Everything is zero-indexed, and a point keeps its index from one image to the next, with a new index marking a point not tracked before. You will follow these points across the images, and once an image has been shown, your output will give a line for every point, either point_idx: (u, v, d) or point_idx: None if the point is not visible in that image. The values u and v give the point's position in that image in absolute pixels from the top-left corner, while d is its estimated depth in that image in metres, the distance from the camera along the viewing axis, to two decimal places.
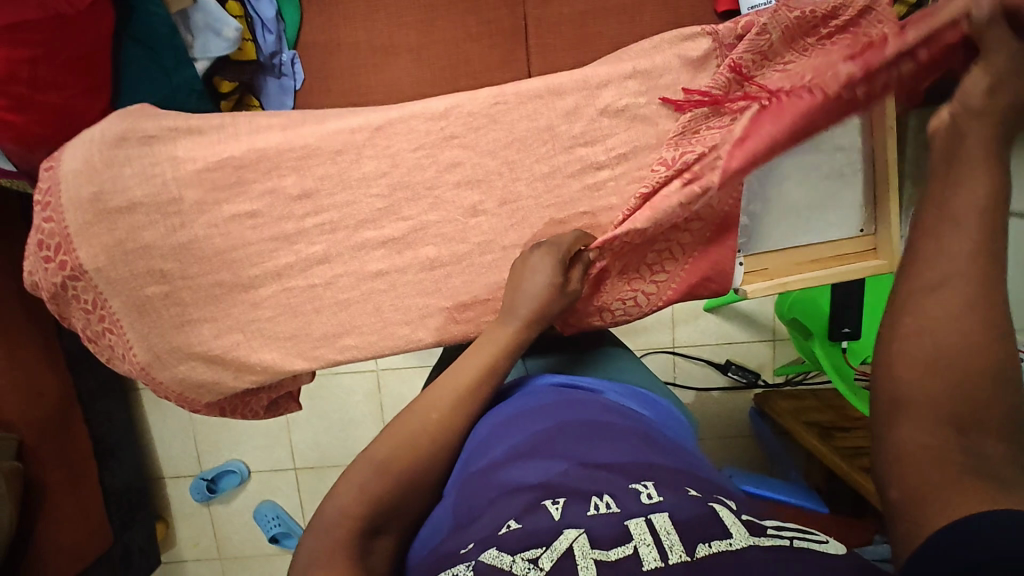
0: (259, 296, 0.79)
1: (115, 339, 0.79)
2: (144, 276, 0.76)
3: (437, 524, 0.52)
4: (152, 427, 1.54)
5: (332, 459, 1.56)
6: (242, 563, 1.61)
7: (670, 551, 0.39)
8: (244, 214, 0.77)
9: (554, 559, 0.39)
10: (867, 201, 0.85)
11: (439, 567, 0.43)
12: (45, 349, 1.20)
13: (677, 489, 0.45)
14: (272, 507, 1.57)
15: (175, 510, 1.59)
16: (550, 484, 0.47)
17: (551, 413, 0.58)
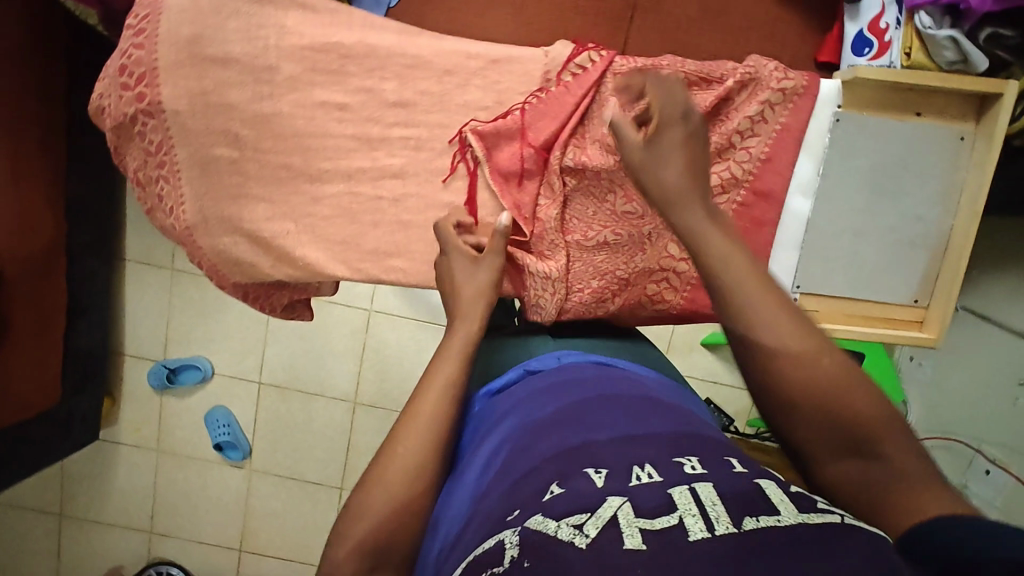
0: (321, 192, 0.87)
1: (166, 189, 0.85)
2: (217, 134, 0.83)
3: (473, 478, 0.54)
4: (128, 301, 1.50)
5: (302, 383, 1.54)
6: (179, 461, 1.58)
7: (717, 523, 0.38)
8: (334, 104, 0.84)
9: (599, 526, 0.39)
10: (927, 275, 0.89)
11: (488, 532, 0.45)
12: (52, 185, 1.15)
13: (724, 466, 0.45)
14: (224, 414, 1.53)
15: (125, 389, 1.54)
16: (590, 454, 0.48)
17: (585, 388, 0.60)
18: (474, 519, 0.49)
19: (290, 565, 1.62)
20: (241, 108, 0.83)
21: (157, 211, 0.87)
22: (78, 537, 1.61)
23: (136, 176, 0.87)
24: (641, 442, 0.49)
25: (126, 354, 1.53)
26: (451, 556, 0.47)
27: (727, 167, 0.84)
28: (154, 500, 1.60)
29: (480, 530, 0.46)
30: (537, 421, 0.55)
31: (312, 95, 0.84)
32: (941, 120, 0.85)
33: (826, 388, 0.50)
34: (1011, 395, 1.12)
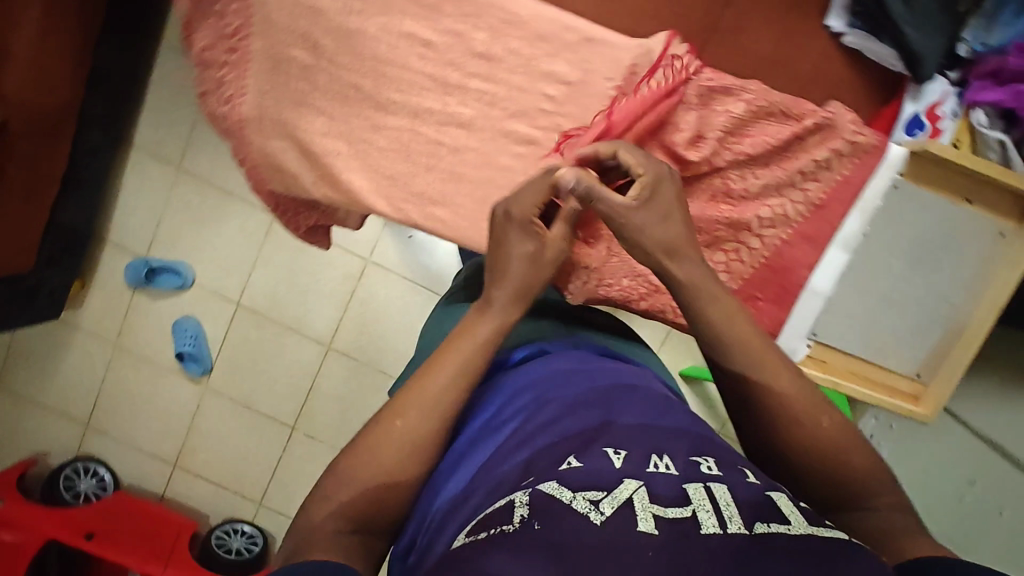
0: (383, 122, 0.88)
1: (229, 75, 0.87)
2: (297, 37, 0.84)
3: (491, 437, 0.62)
4: (123, 188, 1.45)
5: (279, 313, 1.51)
6: (136, 361, 1.53)
7: (729, 521, 0.47)
8: (421, 41, 0.84)
9: (614, 506, 0.48)
10: (935, 358, 1.00)
11: (503, 489, 0.53)
12: (80, 44, 1.10)
13: (736, 470, 0.54)
14: (194, 326, 1.49)
15: (98, 276, 1.49)
16: (606, 436, 0.56)
17: (602, 374, 0.67)
18: (487, 476, 0.56)
19: (222, 492, 1.59)
20: (329, 18, 0.83)
21: (212, 96, 0.89)
22: (10, 413, 1.55)
23: (200, 54, 0.87)
24: (654, 431, 0.57)
25: (109, 241, 1.47)
26: (457, 507, 0.55)
27: (778, 204, 0.91)
28: (99, 395, 1.55)
29: (491, 493, 0.54)
30: (561, 396, 0.62)
31: (399, 26, 0.84)
32: (989, 214, 0.93)
33: (817, 432, 0.63)
34: (959, 489, 1.16)
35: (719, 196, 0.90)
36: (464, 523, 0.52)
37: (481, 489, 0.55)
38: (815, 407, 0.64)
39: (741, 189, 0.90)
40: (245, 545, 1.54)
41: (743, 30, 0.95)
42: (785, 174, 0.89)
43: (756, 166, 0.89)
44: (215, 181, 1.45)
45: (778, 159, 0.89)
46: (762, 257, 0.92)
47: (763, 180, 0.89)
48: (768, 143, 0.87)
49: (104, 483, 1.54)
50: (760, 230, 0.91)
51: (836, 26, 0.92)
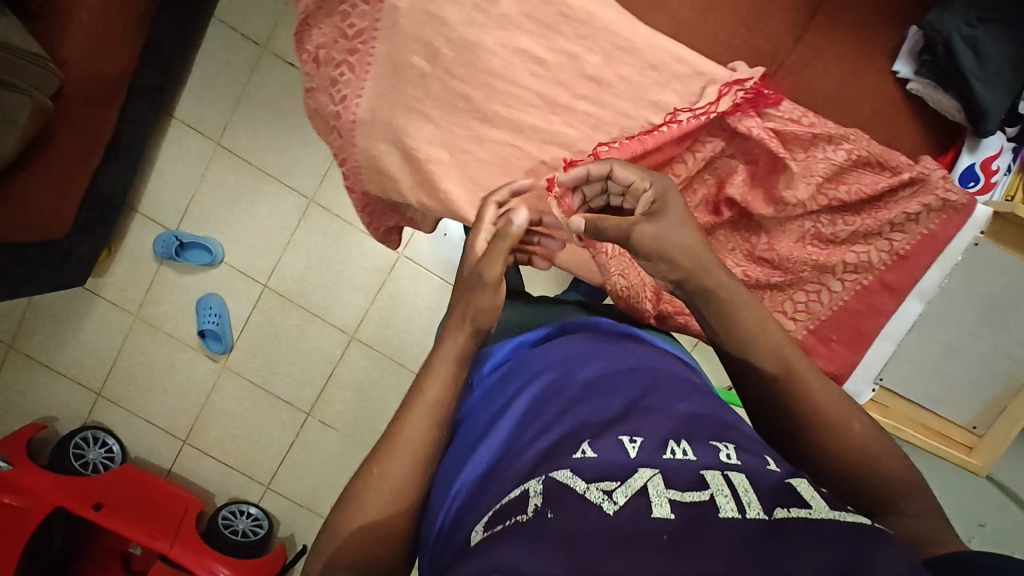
0: (484, 134, 0.87)
1: (348, 77, 0.86)
2: (420, 45, 0.83)
3: (508, 432, 0.66)
4: (159, 160, 1.43)
5: (304, 299, 1.50)
6: (153, 335, 1.52)
7: (749, 507, 0.48)
8: (530, 56, 0.82)
9: (627, 495, 0.51)
10: (995, 411, 1.03)
11: (520, 480, 0.57)
12: (141, 16, 1.08)
13: (757, 457, 0.57)
14: (218, 304, 1.48)
15: (125, 246, 1.47)
16: (623, 425, 0.60)
17: (619, 365, 0.71)
18: (505, 468, 0.61)
19: (230, 473, 1.58)
20: (452, 28, 0.81)
21: (320, 93, 0.89)
22: (21, 375, 1.53)
23: (316, 53, 0.87)
24: (671, 420, 0.61)
25: (139, 211, 1.46)
26: (478, 499, 0.59)
27: (863, 252, 0.82)
28: (114, 364, 1.54)
29: (510, 482, 0.58)
30: (576, 393, 0.67)
31: (514, 40, 0.82)
32: None
33: (848, 437, 0.64)
34: (969, 531, 1.20)
35: (806, 237, 0.83)
36: (481, 514, 0.56)
37: (500, 482, 0.59)
38: (845, 414, 0.65)
39: (832, 233, 0.82)
40: (251, 528, 1.53)
41: (809, 67, 0.98)
42: (884, 222, 0.81)
43: (845, 212, 0.82)
44: (251, 159, 1.43)
45: (875, 203, 0.82)
46: (842, 302, 0.84)
47: (857, 227, 0.82)
48: (866, 193, 0.80)
49: (112, 454, 1.52)
50: (844, 275, 0.83)
51: (902, 72, 0.94)
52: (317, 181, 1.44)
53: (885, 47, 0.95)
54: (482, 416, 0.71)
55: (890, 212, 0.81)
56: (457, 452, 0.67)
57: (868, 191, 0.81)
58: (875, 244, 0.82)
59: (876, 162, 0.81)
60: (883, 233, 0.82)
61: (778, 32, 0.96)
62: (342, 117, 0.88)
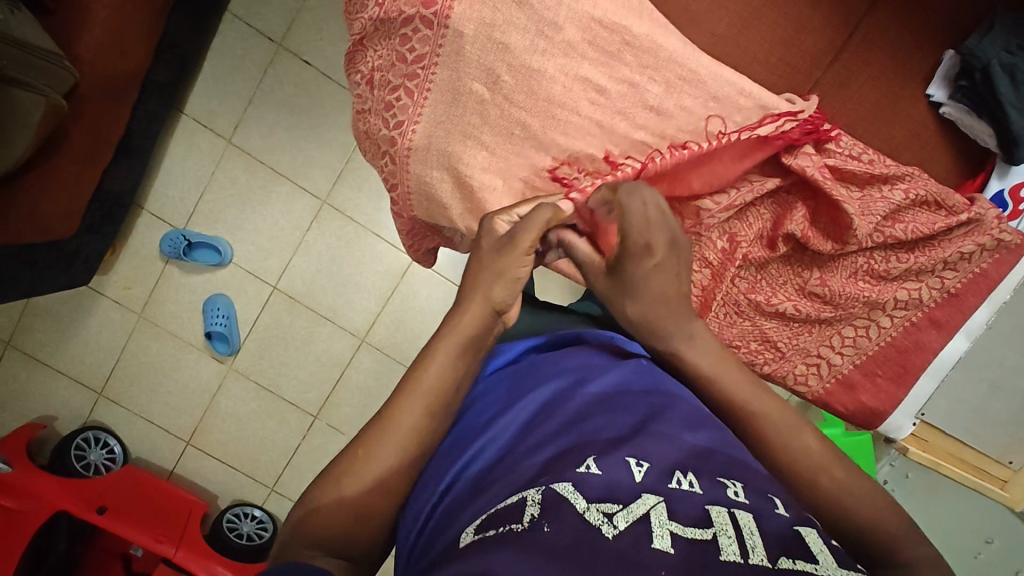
0: (543, 163, 0.80)
1: (404, 102, 0.79)
2: (481, 71, 0.75)
3: (502, 435, 0.57)
4: (168, 157, 1.40)
5: (314, 302, 1.47)
6: (156, 333, 1.49)
7: (751, 552, 0.41)
8: (593, 85, 0.76)
9: (628, 521, 0.43)
10: None
11: (517, 488, 0.48)
12: (157, 14, 1.05)
13: (764, 498, 0.49)
14: (225, 305, 1.45)
15: (131, 244, 1.44)
16: (633, 444, 0.51)
17: (631, 371, 0.61)
18: (500, 475, 0.51)
19: (234, 475, 1.55)
20: (515, 56, 0.74)
21: (372, 117, 0.83)
22: (18, 374, 1.48)
23: (372, 75, 0.81)
24: (683, 446, 0.52)
25: (146, 208, 1.43)
26: (465, 506, 0.50)
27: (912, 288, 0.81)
28: (116, 363, 1.50)
29: (505, 488, 0.49)
30: (586, 398, 0.57)
31: (577, 69, 0.75)
32: None
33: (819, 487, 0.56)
34: (976, 546, 1.26)
35: (857, 269, 0.82)
36: (471, 519, 0.47)
37: (494, 489, 0.49)
38: (817, 465, 0.57)
39: (885, 270, 0.81)
40: (256, 531, 1.52)
41: (844, 89, 0.97)
42: (937, 262, 0.80)
43: (901, 250, 0.81)
44: (264, 159, 1.41)
45: (931, 242, 0.80)
46: (889, 339, 0.84)
47: (909, 264, 0.80)
48: (924, 233, 0.78)
49: (114, 455, 1.49)
50: (892, 311, 0.83)
51: (936, 96, 0.94)
52: (332, 182, 1.42)
53: (919, 71, 0.95)
54: (475, 415, 0.61)
55: (943, 252, 0.80)
56: (446, 454, 0.58)
57: (926, 230, 0.79)
58: (925, 285, 0.82)
59: (932, 198, 0.79)
60: (934, 273, 0.81)
61: (813, 52, 0.96)
62: (396, 143, 0.81)
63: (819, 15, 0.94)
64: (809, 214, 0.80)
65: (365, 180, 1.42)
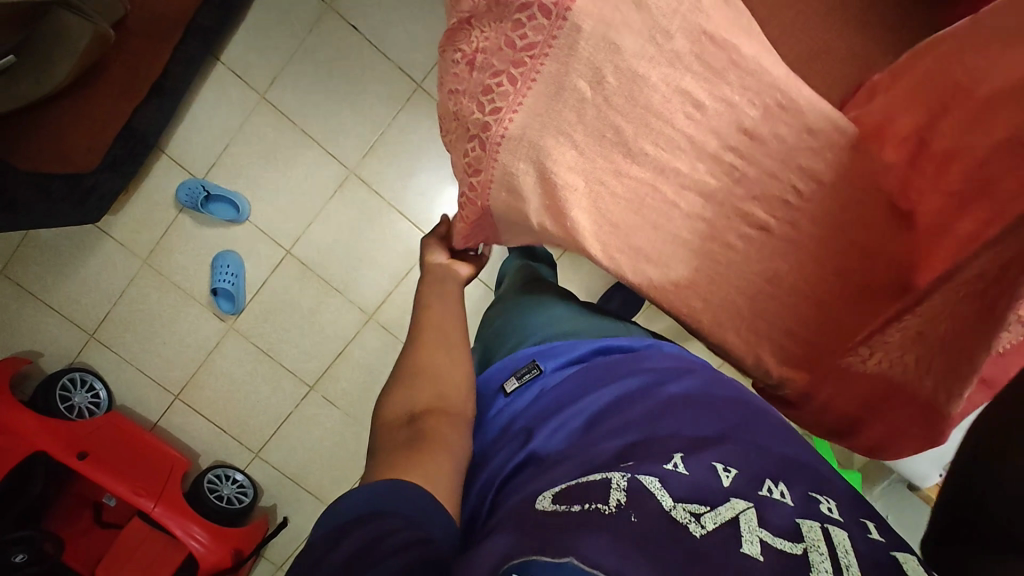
0: (626, 169, 0.76)
1: (505, 89, 0.72)
2: (585, 68, 0.70)
3: (574, 425, 0.58)
4: (197, 103, 1.36)
5: (328, 272, 1.44)
6: (160, 281, 1.45)
7: (845, 570, 0.38)
8: (689, 98, 0.73)
9: (717, 522, 0.41)
10: None
11: (593, 469, 0.49)
12: None
13: (857, 520, 0.45)
14: (235, 263, 1.42)
15: (146, 187, 1.40)
16: (718, 449, 0.50)
17: (710, 384, 0.61)
18: (572, 459, 0.52)
19: (219, 435, 1.52)
20: (625, 59, 0.70)
21: (466, 98, 0.76)
22: (10, 304, 1.43)
23: (470, 56, 0.75)
24: (769, 456, 0.51)
25: (166, 152, 1.38)
26: (539, 481, 0.51)
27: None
28: (113, 307, 1.46)
29: (581, 468, 0.50)
30: (664, 398, 0.58)
31: (679, 81, 0.72)
32: None
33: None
34: None
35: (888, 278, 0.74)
36: (546, 489, 0.48)
37: (568, 468, 0.50)
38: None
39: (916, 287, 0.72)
40: (236, 495, 1.49)
41: None
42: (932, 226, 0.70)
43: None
44: (296, 119, 1.37)
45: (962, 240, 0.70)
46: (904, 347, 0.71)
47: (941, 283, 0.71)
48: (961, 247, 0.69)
49: (99, 400, 1.44)
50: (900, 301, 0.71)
51: None
52: (362, 154, 1.39)
53: None
54: (548, 403, 0.63)
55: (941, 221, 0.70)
56: (520, 437, 0.60)
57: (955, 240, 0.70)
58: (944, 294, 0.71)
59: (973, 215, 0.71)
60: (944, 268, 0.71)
61: None
62: (490, 133, 0.74)
63: None
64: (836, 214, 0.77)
65: (396, 156, 1.40)
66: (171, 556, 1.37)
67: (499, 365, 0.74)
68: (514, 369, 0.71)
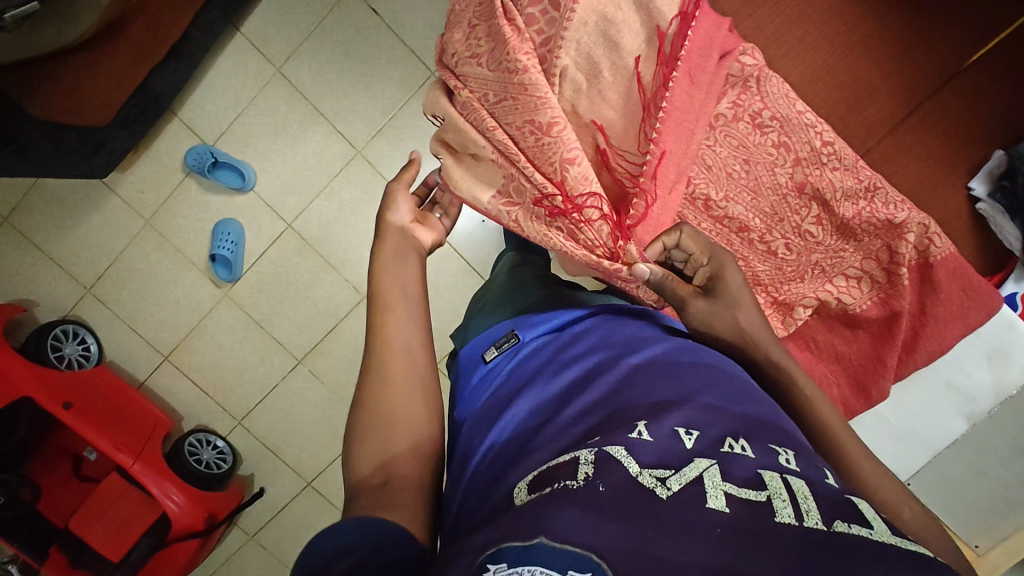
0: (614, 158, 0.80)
1: (523, 101, 0.75)
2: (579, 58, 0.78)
3: (544, 402, 0.59)
4: (214, 70, 1.40)
5: (325, 247, 1.46)
6: (160, 243, 1.47)
7: (806, 515, 0.38)
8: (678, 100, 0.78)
9: (682, 484, 0.42)
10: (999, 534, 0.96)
11: (562, 450, 0.49)
12: None
13: (815, 468, 0.46)
14: (235, 230, 1.43)
15: (154, 147, 1.42)
16: (680, 411, 0.50)
17: (676, 349, 0.61)
18: (544, 440, 0.52)
19: (204, 399, 1.54)
20: (621, 57, 0.78)
21: (520, 109, 0.75)
22: (11, 252, 1.45)
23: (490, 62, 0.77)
24: (730, 415, 0.51)
25: (178, 116, 1.41)
26: (514, 466, 0.52)
27: (857, 279, 0.88)
28: (111, 264, 1.48)
29: (552, 450, 0.50)
30: (629, 369, 0.58)
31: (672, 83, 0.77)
32: None
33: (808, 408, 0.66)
34: None
35: (783, 253, 0.87)
36: (524, 474, 0.49)
37: (540, 451, 0.51)
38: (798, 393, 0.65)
39: (793, 259, 0.88)
40: (215, 460, 1.51)
41: (895, 159, 0.99)
42: (787, 195, 0.86)
43: (851, 238, 0.87)
44: (309, 96, 1.40)
45: (806, 226, 0.87)
46: (769, 293, 0.89)
47: (800, 264, 0.88)
48: (820, 233, 0.87)
49: (89, 353, 1.47)
50: (770, 256, 0.87)
51: (976, 189, 0.97)
52: (370, 135, 1.41)
53: (967, 162, 0.98)
54: (521, 380, 0.64)
55: (776, 152, 0.84)
56: (494, 414, 0.61)
57: (795, 235, 0.87)
58: (751, 198, 0.85)
59: (815, 188, 0.85)
60: (731, 112, 0.83)
61: (873, 119, 0.99)
62: (567, 184, 0.74)
63: (886, 87, 0.98)
64: (760, 203, 0.85)
65: (402, 140, 1.41)
66: (146, 514, 1.38)
67: (478, 338, 0.75)
68: (495, 339, 0.72)
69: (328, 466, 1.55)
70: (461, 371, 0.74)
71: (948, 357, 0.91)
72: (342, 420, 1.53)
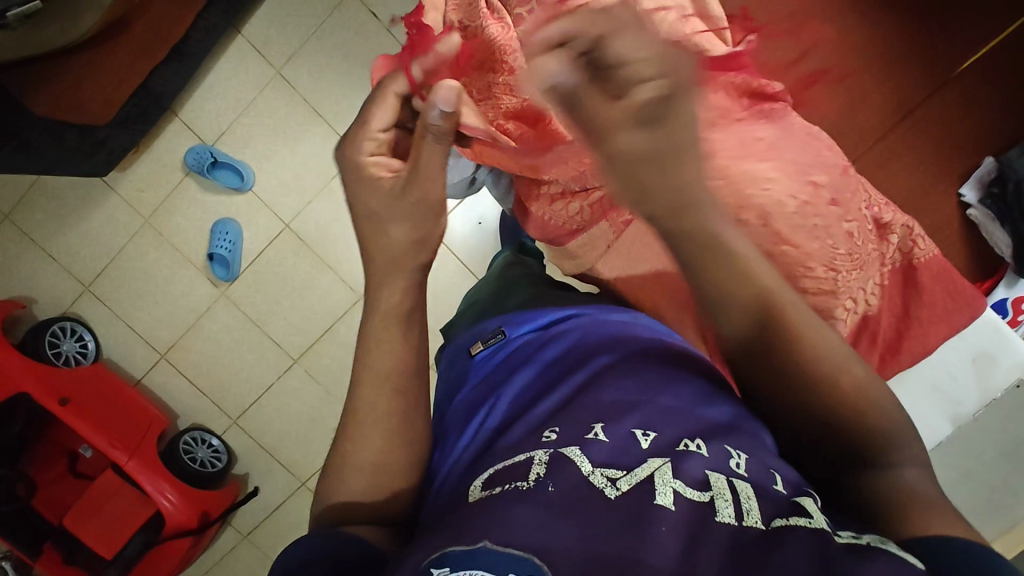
0: None
1: None
2: None
3: (517, 400, 0.60)
4: (215, 69, 1.41)
5: (323, 248, 1.46)
6: (159, 240, 1.48)
7: (746, 515, 0.40)
8: None
9: (632, 483, 0.42)
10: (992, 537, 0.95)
11: (520, 449, 0.49)
12: None
13: (766, 471, 0.46)
14: (233, 229, 1.45)
15: (155, 147, 1.44)
16: (638, 413, 0.50)
17: (647, 347, 0.61)
18: (506, 440, 0.53)
19: (199, 397, 1.54)
20: None
21: None
22: (12, 248, 1.47)
23: None
24: (692, 414, 0.51)
25: (179, 116, 1.43)
26: (477, 466, 0.52)
27: None
28: (111, 262, 1.49)
29: (511, 450, 0.51)
30: (595, 369, 0.58)
31: None
32: None
33: None
34: None
35: None
36: (483, 472, 0.49)
37: (501, 449, 0.52)
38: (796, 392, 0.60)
39: None
40: (210, 458, 1.51)
41: (885, 166, 1.00)
42: None
43: None
44: (308, 98, 1.41)
45: None
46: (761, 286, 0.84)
47: None
48: None
49: (86, 350, 1.47)
50: None
51: (966, 197, 0.98)
52: None
53: (956, 170, 0.99)
54: (496, 379, 0.65)
55: None
56: (471, 412, 0.62)
57: None
58: None
59: None
60: None
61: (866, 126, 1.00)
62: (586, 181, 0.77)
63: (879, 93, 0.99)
64: None
65: None
66: (137, 513, 1.38)
67: (470, 332, 0.75)
68: (482, 335, 0.71)
69: (322, 466, 1.55)
70: (449, 364, 0.75)
71: (938, 360, 0.92)
72: (337, 421, 1.53)
